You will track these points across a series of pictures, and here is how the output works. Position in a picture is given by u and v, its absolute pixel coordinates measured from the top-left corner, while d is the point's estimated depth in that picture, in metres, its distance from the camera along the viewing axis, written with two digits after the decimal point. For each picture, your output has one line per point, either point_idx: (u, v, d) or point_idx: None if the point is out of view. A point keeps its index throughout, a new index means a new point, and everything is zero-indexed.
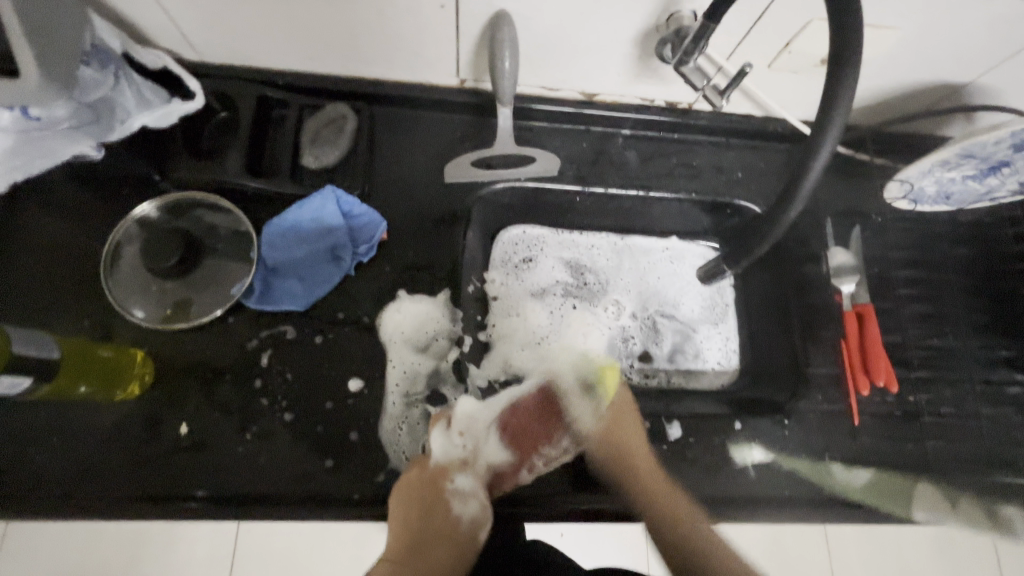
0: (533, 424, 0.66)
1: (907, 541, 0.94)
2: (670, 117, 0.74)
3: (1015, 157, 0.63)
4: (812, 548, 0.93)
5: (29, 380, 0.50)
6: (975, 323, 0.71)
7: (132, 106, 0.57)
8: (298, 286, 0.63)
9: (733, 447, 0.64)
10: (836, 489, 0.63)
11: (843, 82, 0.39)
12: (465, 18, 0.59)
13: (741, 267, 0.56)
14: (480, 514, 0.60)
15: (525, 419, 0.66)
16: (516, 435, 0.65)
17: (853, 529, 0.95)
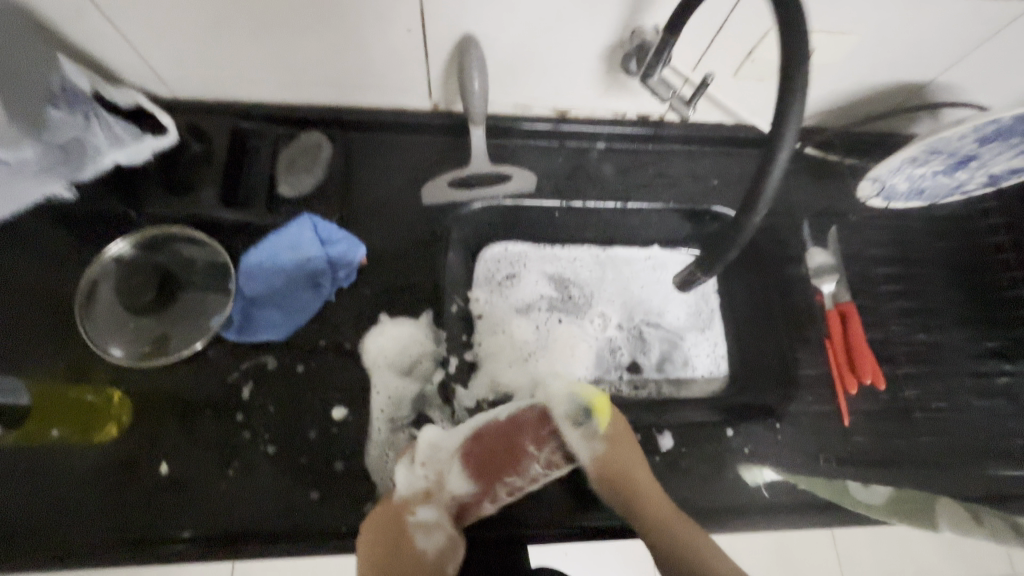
0: (503, 451, 0.62)
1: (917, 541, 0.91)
2: (642, 129, 0.74)
3: (981, 151, 0.64)
4: (821, 555, 0.90)
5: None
6: (959, 315, 0.71)
7: (104, 144, 0.57)
8: (277, 314, 0.63)
9: (744, 469, 0.63)
10: (858, 509, 0.61)
11: (799, 85, 0.40)
12: (433, 42, 0.60)
13: (714, 272, 0.55)
14: (449, 549, 0.57)
15: (492, 445, 0.62)
16: (483, 463, 0.62)
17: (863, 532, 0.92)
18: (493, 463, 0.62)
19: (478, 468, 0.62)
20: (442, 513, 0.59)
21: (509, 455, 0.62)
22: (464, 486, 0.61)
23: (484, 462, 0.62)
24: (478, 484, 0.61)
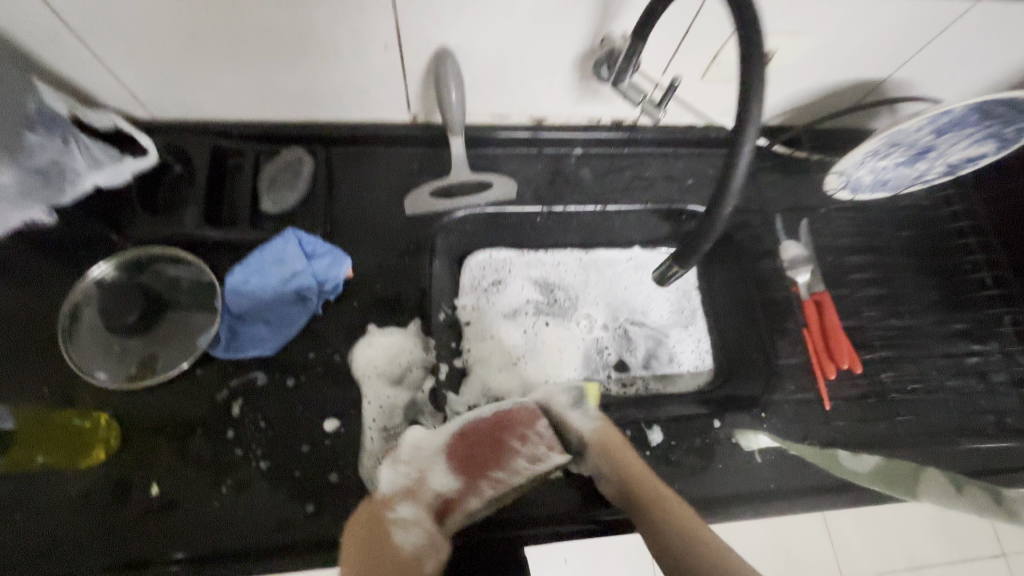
0: (489, 448, 0.60)
1: (905, 520, 0.94)
2: (618, 133, 0.77)
3: (938, 141, 0.67)
4: (815, 541, 0.92)
5: None
6: (929, 300, 0.74)
7: (83, 166, 0.57)
8: (265, 330, 0.63)
9: (742, 435, 0.65)
10: (844, 473, 0.62)
11: (759, 85, 0.42)
12: (410, 56, 0.61)
13: (692, 267, 0.56)
14: (431, 548, 0.52)
15: (477, 442, 0.60)
16: (468, 461, 0.60)
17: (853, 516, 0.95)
18: (481, 461, 0.60)
19: (465, 467, 0.59)
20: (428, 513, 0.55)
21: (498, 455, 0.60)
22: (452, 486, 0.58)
23: (473, 460, 0.60)
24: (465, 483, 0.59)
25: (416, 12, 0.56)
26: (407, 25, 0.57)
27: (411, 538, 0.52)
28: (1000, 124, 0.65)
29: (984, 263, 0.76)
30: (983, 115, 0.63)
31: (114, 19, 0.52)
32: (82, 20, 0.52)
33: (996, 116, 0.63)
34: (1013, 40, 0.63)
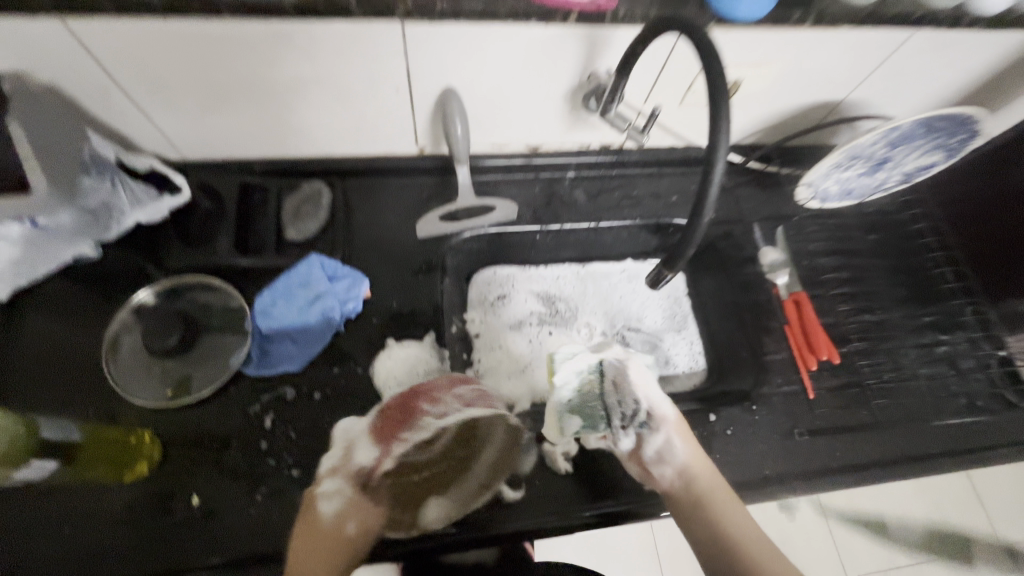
0: (404, 419, 0.63)
1: None
2: (606, 156, 0.84)
3: (893, 153, 0.75)
4: None
5: (53, 461, 0.57)
6: (898, 296, 0.81)
7: (127, 205, 0.63)
8: (292, 348, 0.68)
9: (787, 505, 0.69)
10: None
11: (726, 113, 0.49)
12: (419, 95, 0.68)
13: (679, 270, 0.62)
14: (352, 513, 0.59)
15: (393, 414, 0.64)
16: (387, 433, 0.63)
17: None
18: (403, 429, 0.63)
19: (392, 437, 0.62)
20: (351, 485, 0.60)
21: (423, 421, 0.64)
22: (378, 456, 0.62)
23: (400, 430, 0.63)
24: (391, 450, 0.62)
25: (423, 58, 0.63)
26: (416, 71, 0.64)
27: (332, 508, 0.59)
28: (945, 136, 0.73)
29: (944, 260, 0.84)
30: (928, 128, 0.71)
31: (155, 70, 0.59)
32: (126, 73, 0.59)
33: (940, 129, 0.71)
34: (949, 63, 0.71)
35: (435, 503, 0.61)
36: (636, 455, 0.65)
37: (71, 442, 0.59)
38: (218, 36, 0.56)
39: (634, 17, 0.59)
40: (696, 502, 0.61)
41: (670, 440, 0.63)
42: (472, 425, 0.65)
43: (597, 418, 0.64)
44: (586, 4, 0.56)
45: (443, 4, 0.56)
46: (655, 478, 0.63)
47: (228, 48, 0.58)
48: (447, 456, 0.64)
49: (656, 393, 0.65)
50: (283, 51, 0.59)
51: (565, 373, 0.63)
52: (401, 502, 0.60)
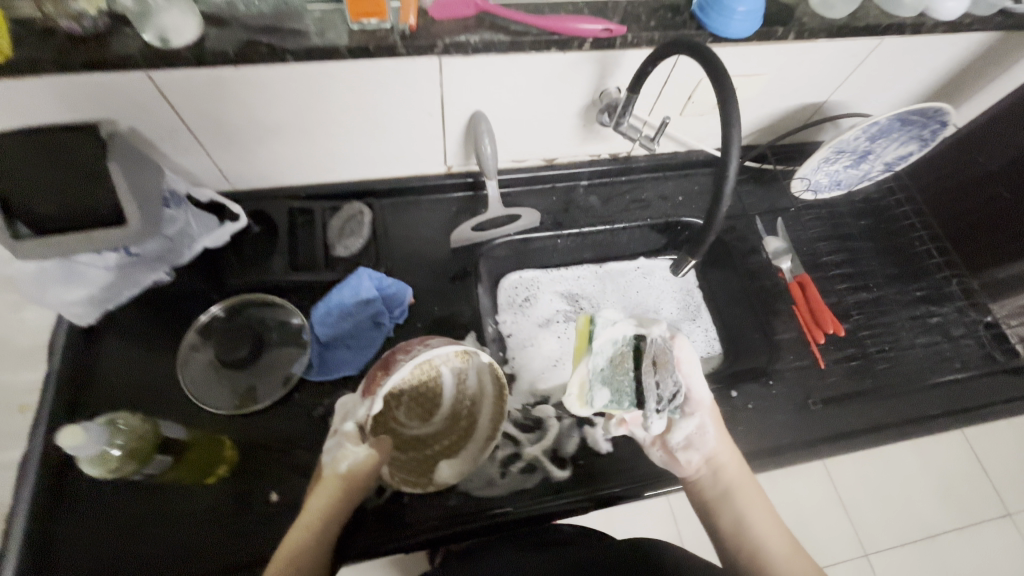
0: (382, 373, 0.61)
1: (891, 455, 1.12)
2: (615, 165, 0.92)
3: (873, 146, 0.83)
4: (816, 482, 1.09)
5: (167, 457, 0.63)
6: (889, 274, 0.89)
7: (197, 232, 0.70)
8: (347, 354, 0.74)
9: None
10: None
11: (735, 119, 0.56)
12: (449, 119, 0.76)
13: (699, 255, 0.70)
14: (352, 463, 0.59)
15: (376, 370, 0.62)
16: (371, 388, 0.61)
17: (849, 459, 1.12)
18: (398, 397, 0.71)
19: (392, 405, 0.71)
20: (347, 435, 0.59)
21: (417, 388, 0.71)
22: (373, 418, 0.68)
23: (399, 399, 0.71)
24: (393, 417, 0.70)
25: (455, 86, 0.70)
26: (448, 98, 0.72)
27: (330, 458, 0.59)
28: (919, 128, 0.81)
29: (928, 239, 0.92)
30: (903, 122, 0.79)
31: (218, 109, 0.66)
32: (193, 114, 0.66)
33: (914, 122, 0.80)
34: (916, 64, 0.80)
35: (444, 462, 0.68)
36: (665, 441, 0.67)
37: (178, 442, 0.65)
38: (277, 77, 0.63)
39: (641, 41, 0.67)
40: (723, 491, 0.64)
41: (703, 429, 0.66)
42: (462, 389, 0.73)
43: (625, 394, 0.66)
44: (598, 32, 0.64)
45: (476, 41, 0.63)
46: (683, 463, 0.66)
47: (285, 87, 0.65)
48: (448, 422, 0.72)
49: (697, 377, 0.66)
50: (332, 86, 0.67)
51: (602, 341, 0.66)
52: (405, 463, 0.67)
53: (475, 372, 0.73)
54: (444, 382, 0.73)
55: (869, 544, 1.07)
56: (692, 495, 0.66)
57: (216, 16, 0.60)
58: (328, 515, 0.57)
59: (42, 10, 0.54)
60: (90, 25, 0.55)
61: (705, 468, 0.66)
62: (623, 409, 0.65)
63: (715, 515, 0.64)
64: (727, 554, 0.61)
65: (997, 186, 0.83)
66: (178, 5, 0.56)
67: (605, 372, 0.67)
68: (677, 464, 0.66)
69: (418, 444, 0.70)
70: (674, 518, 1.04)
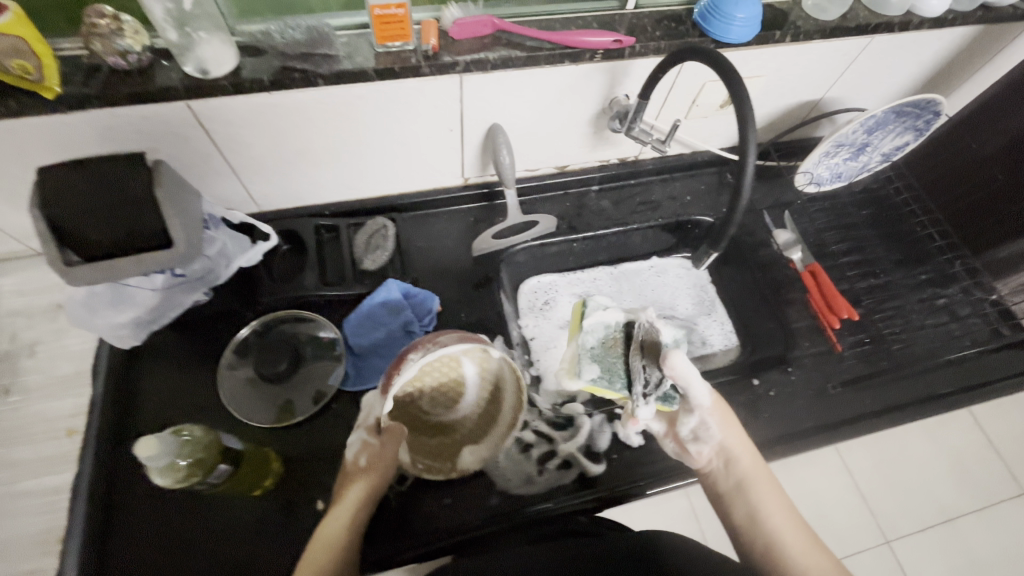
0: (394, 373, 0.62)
1: (902, 438, 1.14)
2: (624, 168, 0.95)
3: (871, 138, 0.87)
4: (830, 467, 1.11)
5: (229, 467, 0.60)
6: (895, 259, 0.92)
7: (234, 252, 0.73)
8: (381, 362, 0.76)
9: None
10: None
11: (750, 114, 0.59)
12: (468, 132, 0.79)
13: (722, 248, 0.74)
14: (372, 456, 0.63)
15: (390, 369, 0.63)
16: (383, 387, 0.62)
17: (861, 444, 1.14)
18: (421, 388, 0.70)
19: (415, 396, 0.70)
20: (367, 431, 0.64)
21: (441, 383, 0.70)
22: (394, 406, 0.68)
23: (421, 391, 0.70)
24: (417, 406, 0.70)
25: (474, 101, 0.74)
26: (467, 112, 0.75)
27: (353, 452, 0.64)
28: (913, 119, 0.85)
29: (929, 224, 0.96)
30: (897, 114, 0.83)
31: (250, 133, 0.69)
32: (227, 140, 0.69)
33: (908, 114, 0.83)
34: (907, 59, 0.85)
35: (466, 448, 0.70)
36: (675, 432, 0.70)
37: (235, 452, 0.63)
38: (308, 101, 0.66)
39: (649, 50, 0.71)
40: (737, 483, 0.65)
41: (705, 423, 0.67)
42: (486, 378, 0.72)
43: (616, 375, 0.69)
44: (609, 44, 0.68)
45: (495, 59, 0.67)
46: (695, 454, 0.69)
47: (314, 110, 0.68)
48: (475, 411, 0.72)
49: (698, 383, 0.65)
50: (357, 107, 0.70)
51: (593, 321, 0.72)
52: (431, 447, 0.69)
53: (498, 362, 0.70)
54: (467, 376, 0.71)
55: (890, 532, 1.07)
56: (705, 487, 0.68)
57: (251, 47, 0.63)
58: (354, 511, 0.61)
59: (89, 47, 0.56)
60: (134, 60, 0.58)
61: (717, 460, 0.68)
62: (612, 389, 0.68)
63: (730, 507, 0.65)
64: (743, 546, 0.62)
65: (993, 170, 0.87)
66: (216, 37, 0.59)
67: (596, 350, 0.70)
68: (687, 455, 0.69)
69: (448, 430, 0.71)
70: (695, 515, 1.02)
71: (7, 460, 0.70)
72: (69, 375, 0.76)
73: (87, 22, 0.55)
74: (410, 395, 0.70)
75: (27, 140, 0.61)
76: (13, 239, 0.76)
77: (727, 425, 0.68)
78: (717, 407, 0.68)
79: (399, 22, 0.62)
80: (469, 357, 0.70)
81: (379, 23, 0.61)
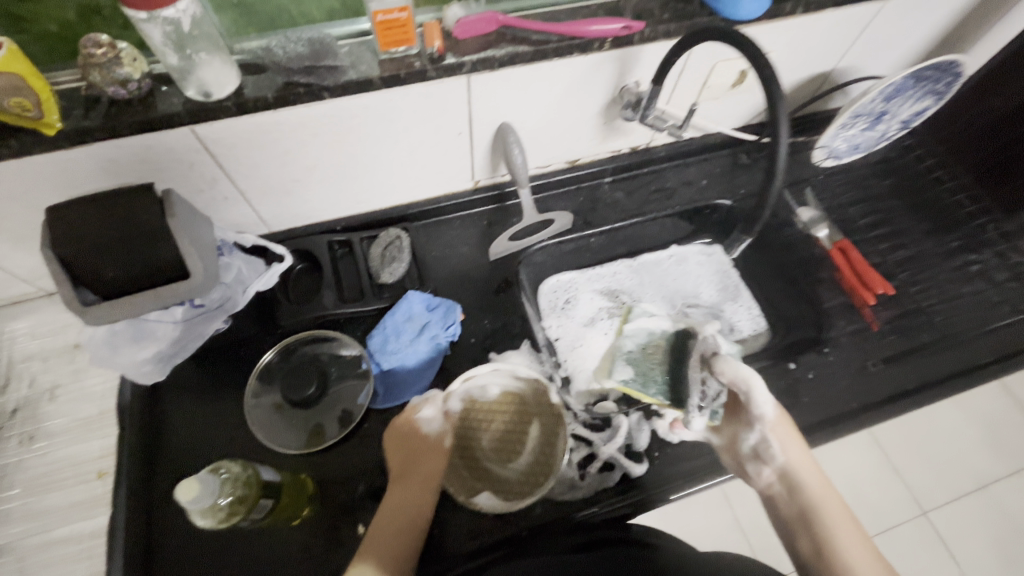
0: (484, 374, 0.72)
1: (933, 409, 1.13)
2: (636, 157, 0.93)
3: (890, 106, 0.83)
4: (861, 446, 1.10)
5: (270, 500, 0.59)
6: (922, 228, 0.90)
7: (249, 276, 0.71)
8: (410, 377, 0.75)
9: None
10: None
11: (779, 89, 0.57)
12: (478, 135, 0.77)
13: (756, 232, 0.72)
14: (439, 436, 0.67)
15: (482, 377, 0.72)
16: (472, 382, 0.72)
17: (891, 421, 1.12)
18: (487, 425, 0.72)
19: (480, 429, 0.72)
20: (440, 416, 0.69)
21: (504, 427, 0.72)
22: (458, 410, 0.72)
23: (483, 428, 0.72)
24: (477, 441, 0.71)
25: (483, 103, 0.71)
26: (475, 114, 0.73)
27: (429, 425, 0.67)
28: (934, 82, 0.82)
29: (956, 189, 0.94)
30: (917, 79, 0.79)
31: (257, 153, 0.67)
32: (233, 163, 0.67)
33: (928, 77, 0.80)
34: (922, 21, 0.82)
35: (487, 493, 0.67)
36: (735, 449, 0.67)
37: (275, 484, 0.61)
38: (314, 116, 0.64)
39: (659, 34, 0.68)
40: (801, 512, 0.60)
41: (766, 440, 0.64)
42: (546, 450, 0.70)
43: (652, 380, 0.69)
44: (618, 30, 0.66)
45: (503, 56, 0.65)
46: (755, 475, 0.65)
47: (322, 126, 0.66)
48: (520, 477, 0.68)
49: (762, 391, 0.63)
50: (365, 118, 0.67)
51: (636, 326, 0.73)
52: (460, 478, 0.69)
53: (564, 434, 0.70)
54: (529, 437, 0.71)
55: (926, 503, 1.05)
56: (770, 515, 0.63)
57: (252, 64, 0.61)
58: (410, 503, 0.62)
59: (87, 79, 0.55)
60: (134, 88, 0.56)
61: (780, 485, 0.63)
62: (647, 393, 0.68)
63: (794, 537, 0.59)
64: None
65: (1018, 126, 0.86)
66: (217, 58, 0.57)
67: (632, 354, 0.71)
68: (745, 475, 0.65)
69: (481, 475, 0.69)
70: (729, 502, 1.03)
71: (38, 509, 0.69)
72: (91, 417, 0.74)
73: (83, 52, 0.53)
74: (475, 426, 0.72)
75: (31, 181, 0.60)
76: (24, 282, 0.75)
77: (790, 444, 0.63)
78: (782, 425, 0.64)
79: (401, 26, 0.59)
80: (543, 419, 0.72)
81: (382, 29, 0.59)
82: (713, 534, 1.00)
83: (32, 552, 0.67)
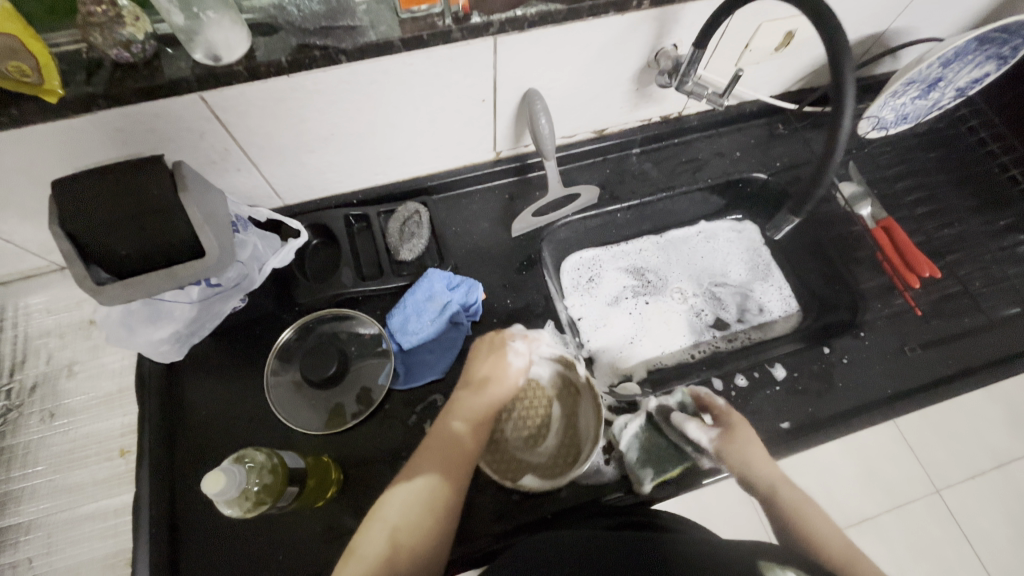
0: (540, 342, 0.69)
1: (961, 399, 1.09)
2: (667, 127, 0.87)
3: (946, 73, 0.77)
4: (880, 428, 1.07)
5: (295, 487, 0.58)
6: (969, 206, 0.85)
7: (264, 252, 0.68)
8: (430, 357, 0.73)
9: None
10: None
11: (847, 54, 0.51)
12: (501, 104, 0.72)
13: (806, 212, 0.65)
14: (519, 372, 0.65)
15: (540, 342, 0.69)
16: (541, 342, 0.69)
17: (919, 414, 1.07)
18: (508, 413, 0.71)
19: (502, 420, 0.71)
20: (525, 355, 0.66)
21: (528, 411, 0.71)
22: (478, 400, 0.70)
23: (507, 415, 0.71)
24: (501, 432, 0.70)
25: (508, 67, 0.66)
26: (500, 79, 0.68)
27: (514, 358, 0.65)
28: (998, 46, 0.75)
29: (1009, 164, 0.88)
30: (981, 42, 0.72)
31: (269, 122, 0.63)
32: (244, 132, 0.63)
33: (993, 40, 0.73)
34: None
35: (529, 476, 0.66)
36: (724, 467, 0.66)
37: (300, 470, 0.60)
38: (331, 82, 0.60)
39: None
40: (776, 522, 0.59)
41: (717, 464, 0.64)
42: (571, 429, 0.70)
43: (664, 458, 0.67)
44: None
45: (534, 16, 0.59)
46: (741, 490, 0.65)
47: (336, 93, 0.62)
48: (549, 460, 0.68)
49: (693, 427, 0.65)
50: (383, 85, 0.63)
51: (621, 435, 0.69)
52: (500, 465, 0.67)
53: (587, 411, 0.70)
54: (554, 417, 0.71)
55: (940, 482, 1.03)
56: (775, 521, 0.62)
57: (264, 24, 0.57)
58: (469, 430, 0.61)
59: (88, 41, 0.51)
60: (138, 51, 0.52)
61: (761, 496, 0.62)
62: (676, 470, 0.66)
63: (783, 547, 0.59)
64: None
65: None
66: (226, 17, 0.52)
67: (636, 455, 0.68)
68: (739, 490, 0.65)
69: (515, 458, 0.68)
70: None
71: (62, 485, 0.69)
72: (111, 395, 0.74)
73: (82, 11, 0.49)
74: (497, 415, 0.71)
75: (34, 152, 0.56)
76: (35, 256, 0.73)
77: (742, 461, 0.62)
78: (730, 442, 0.63)
79: None
80: (563, 399, 0.72)
81: None
82: (724, 508, 1.01)
83: (59, 528, 0.67)
